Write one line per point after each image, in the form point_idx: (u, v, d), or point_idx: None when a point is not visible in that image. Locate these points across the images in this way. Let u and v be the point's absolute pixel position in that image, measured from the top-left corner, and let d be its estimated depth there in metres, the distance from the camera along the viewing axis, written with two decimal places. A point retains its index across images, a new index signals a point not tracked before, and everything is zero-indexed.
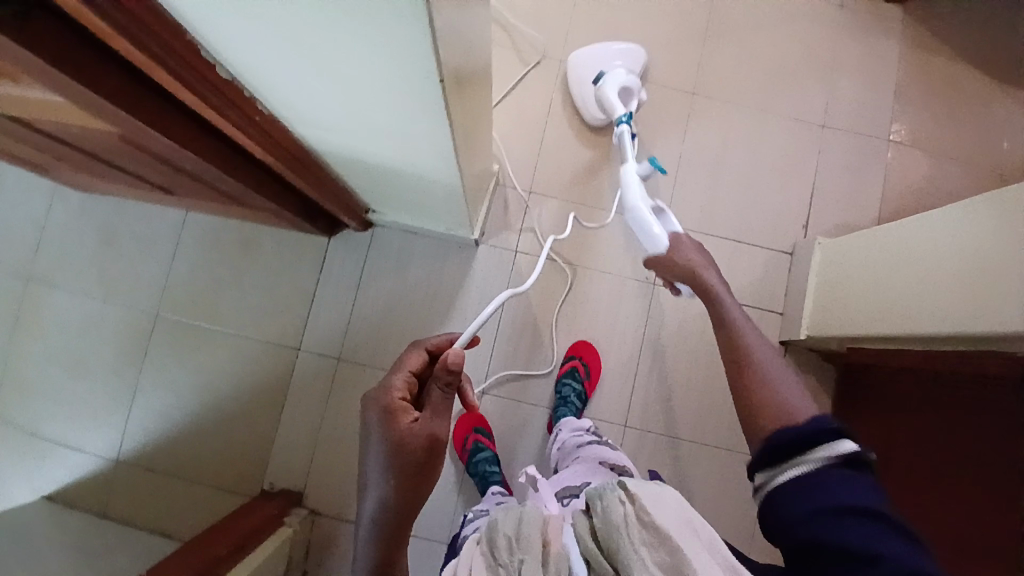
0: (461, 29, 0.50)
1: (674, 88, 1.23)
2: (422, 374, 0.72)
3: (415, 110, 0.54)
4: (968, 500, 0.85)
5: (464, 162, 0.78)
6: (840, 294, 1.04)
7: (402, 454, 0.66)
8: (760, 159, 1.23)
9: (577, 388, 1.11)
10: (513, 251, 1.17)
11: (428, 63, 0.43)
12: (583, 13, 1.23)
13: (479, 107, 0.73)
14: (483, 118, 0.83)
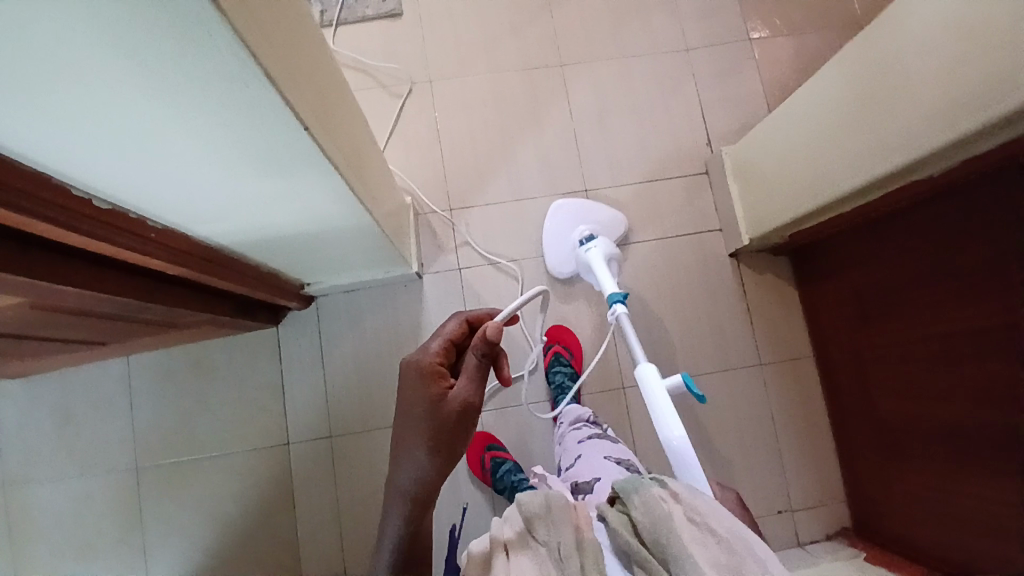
0: (306, 81, 0.51)
1: (542, 64, 1.27)
2: (461, 345, 0.73)
3: (291, 164, 0.54)
4: (933, 329, 0.88)
5: (370, 205, 0.79)
6: (761, 189, 1.08)
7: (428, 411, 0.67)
8: (645, 98, 1.27)
9: (568, 371, 1.13)
10: (456, 268, 1.18)
11: (276, 108, 0.43)
12: (432, 29, 1.26)
13: (362, 150, 0.74)
14: (371, 158, 0.84)
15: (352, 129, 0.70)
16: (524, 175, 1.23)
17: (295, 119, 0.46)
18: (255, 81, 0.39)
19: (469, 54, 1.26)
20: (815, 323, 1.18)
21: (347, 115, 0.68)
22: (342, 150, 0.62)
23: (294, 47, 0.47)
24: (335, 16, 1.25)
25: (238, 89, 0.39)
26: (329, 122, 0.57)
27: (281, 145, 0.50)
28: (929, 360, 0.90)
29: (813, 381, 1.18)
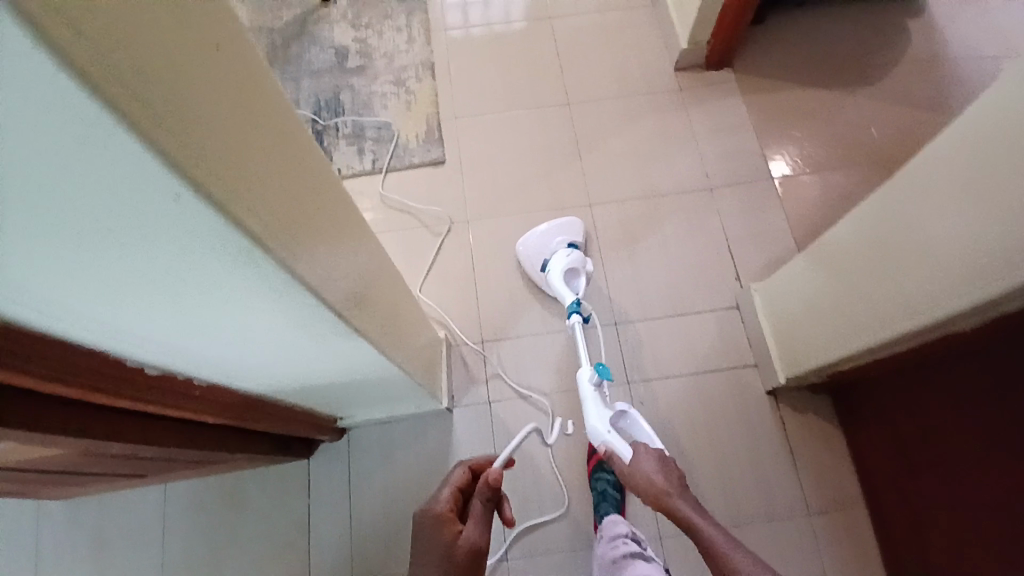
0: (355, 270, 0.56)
1: (573, 204, 1.35)
2: (466, 491, 1.02)
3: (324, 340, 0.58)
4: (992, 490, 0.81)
5: (401, 354, 0.81)
6: (794, 330, 1.08)
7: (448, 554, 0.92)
8: (672, 234, 1.32)
9: (611, 480, 1.13)
10: (487, 401, 1.20)
11: (322, 308, 0.47)
12: (472, 175, 1.38)
13: (395, 306, 0.78)
14: (408, 308, 0.89)
15: (388, 288, 0.75)
16: (555, 309, 1.27)
17: (333, 311, 0.48)
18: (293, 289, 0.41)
19: (505, 196, 1.36)
20: (864, 468, 1.11)
21: (383, 277, 0.72)
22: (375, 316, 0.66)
23: (339, 242, 0.50)
24: (384, 164, 1.38)
25: (275, 295, 0.41)
26: (364, 296, 0.61)
27: (317, 329, 0.52)
28: (997, 527, 0.81)
29: (868, 534, 1.09)
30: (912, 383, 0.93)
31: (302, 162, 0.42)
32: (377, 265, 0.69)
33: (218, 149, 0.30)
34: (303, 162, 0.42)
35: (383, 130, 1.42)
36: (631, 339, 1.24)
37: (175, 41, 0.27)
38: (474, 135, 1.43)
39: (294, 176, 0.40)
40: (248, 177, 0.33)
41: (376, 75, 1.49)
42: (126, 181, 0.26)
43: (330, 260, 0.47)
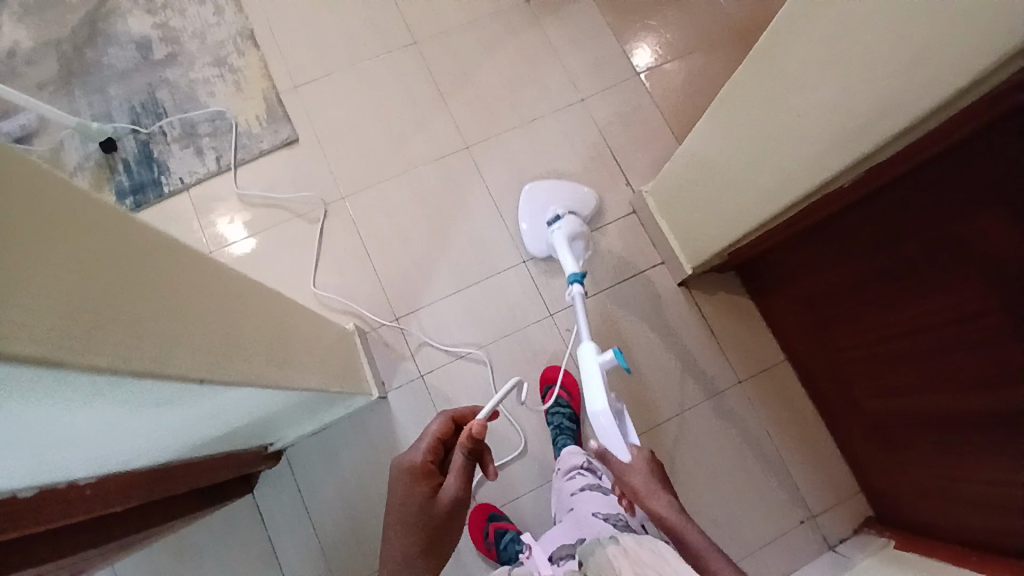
0: (213, 322, 0.51)
1: (450, 150, 1.27)
2: (447, 438, 0.97)
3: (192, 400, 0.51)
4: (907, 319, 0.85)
5: (312, 371, 0.78)
6: (689, 222, 1.10)
7: (423, 512, 0.89)
8: (557, 156, 1.28)
9: (566, 413, 1.14)
10: (419, 375, 1.15)
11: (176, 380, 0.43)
12: (333, 145, 1.26)
13: (281, 325, 0.71)
14: (299, 320, 0.81)
15: (271, 313, 0.70)
16: (461, 262, 1.21)
17: (203, 378, 0.47)
18: (149, 379, 0.40)
19: (375, 160, 1.26)
20: (779, 328, 1.18)
21: (255, 303, 0.65)
22: (258, 352, 0.60)
23: (195, 308, 0.48)
24: (232, 159, 1.23)
25: (117, 390, 0.38)
26: (235, 337, 0.55)
27: (190, 395, 0.49)
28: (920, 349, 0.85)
29: (794, 387, 1.19)
30: (815, 240, 0.97)
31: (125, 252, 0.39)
32: (250, 297, 0.64)
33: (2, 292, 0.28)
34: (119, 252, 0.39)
35: (218, 121, 1.26)
36: (544, 271, 1.22)
37: None
38: (322, 101, 1.29)
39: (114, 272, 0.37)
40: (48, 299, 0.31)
41: (191, 60, 1.29)
42: None
43: (185, 329, 0.45)
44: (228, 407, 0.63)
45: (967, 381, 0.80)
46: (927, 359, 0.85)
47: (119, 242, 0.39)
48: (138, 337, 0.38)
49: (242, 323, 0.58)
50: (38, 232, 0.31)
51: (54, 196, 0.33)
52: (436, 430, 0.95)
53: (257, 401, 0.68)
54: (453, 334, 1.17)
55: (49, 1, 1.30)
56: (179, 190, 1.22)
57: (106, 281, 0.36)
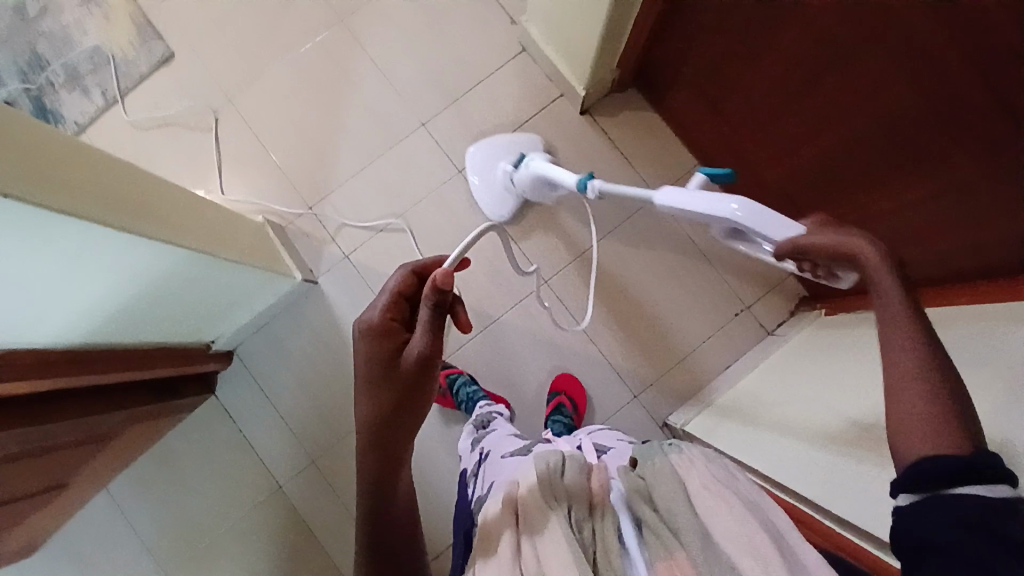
0: (78, 177, 0.60)
1: (326, 30, 1.23)
2: (411, 297, 0.75)
3: (28, 258, 0.57)
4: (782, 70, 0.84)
5: (211, 242, 0.84)
6: (567, 37, 1.06)
7: (385, 373, 0.70)
8: (435, 9, 1.22)
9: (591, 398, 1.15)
10: (344, 256, 1.17)
11: (27, 209, 0.52)
12: (210, 52, 1.23)
13: (137, 191, 0.71)
14: (190, 200, 0.86)
15: (160, 191, 0.79)
16: (361, 138, 1.20)
17: (67, 214, 0.56)
18: (9, 202, 0.50)
19: (254, 58, 1.23)
20: (686, 134, 1.16)
21: (77, 161, 0.62)
22: (92, 198, 0.61)
23: (57, 165, 0.58)
24: (115, 89, 1.22)
25: None
26: (107, 195, 0.64)
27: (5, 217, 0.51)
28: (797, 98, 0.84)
29: None
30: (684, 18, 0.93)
31: None
32: (130, 175, 0.72)
33: None
34: None
35: (96, 56, 1.23)
36: (444, 130, 1.20)
37: None
38: (188, 10, 1.25)
39: None
40: None
41: (59, 4, 1.24)
42: None
43: (44, 174, 0.55)
44: (81, 273, 0.65)
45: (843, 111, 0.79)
46: (807, 102, 0.84)
47: None
48: None
49: (118, 188, 0.67)
50: None
51: None
52: (396, 282, 0.74)
53: (122, 275, 0.71)
54: (367, 210, 1.18)
55: None
56: (74, 132, 1.22)
57: None
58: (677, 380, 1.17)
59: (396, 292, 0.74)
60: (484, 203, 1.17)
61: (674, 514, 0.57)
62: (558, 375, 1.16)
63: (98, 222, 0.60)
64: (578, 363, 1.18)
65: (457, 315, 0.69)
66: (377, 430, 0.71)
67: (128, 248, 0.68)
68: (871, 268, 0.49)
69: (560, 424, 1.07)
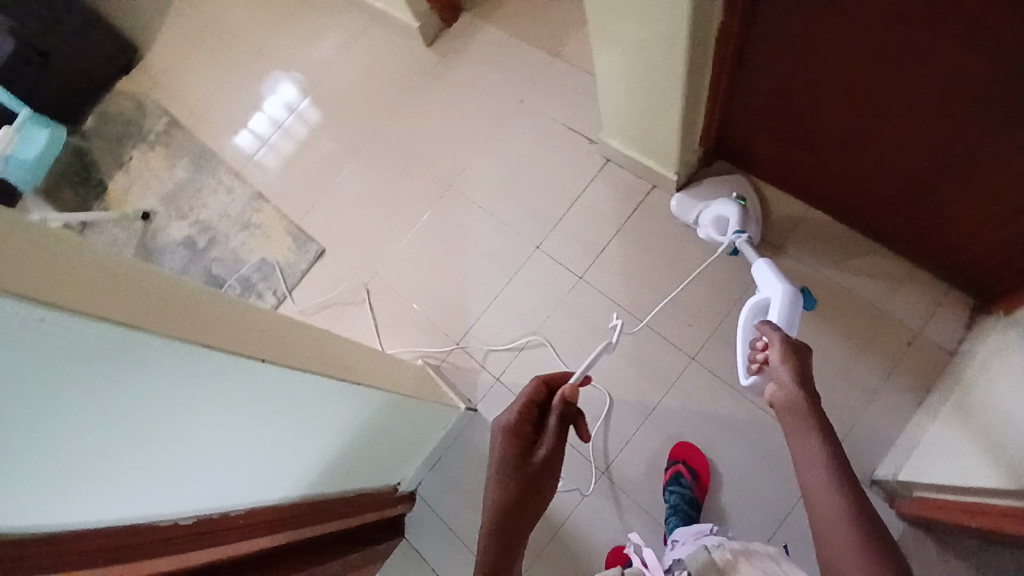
0: (301, 346, 0.74)
1: (437, 196, 1.45)
2: (540, 406, 0.85)
3: (272, 419, 0.69)
4: (856, 101, 0.89)
5: (396, 387, 0.95)
6: (645, 136, 1.18)
7: (510, 480, 0.83)
8: (521, 152, 1.41)
9: (686, 494, 1.08)
10: (495, 380, 1.27)
11: (271, 373, 0.65)
12: (350, 241, 1.48)
13: (341, 352, 0.85)
14: (374, 357, 0.99)
15: (355, 352, 0.92)
16: (486, 273, 1.35)
17: (298, 369, 0.68)
18: (258, 367, 0.63)
19: (385, 235, 1.46)
20: (784, 185, 1.20)
21: (300, 335, 0.76)
22: (303, 354, 0.73)
23: (285, 338, 0.72)
24: (283, 289, 1.48)
25: (190, 363, 0.55)
26: (322, 357, 0.77)
27: (255, 382, 0.64)
28: (886, 119, 0.87)
29: (827, 226, 1.19)
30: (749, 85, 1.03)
31: (219, 305, 0.63)
32: (335, 342, 0.86)
33: (147, 307, 0.51)
34: (223, 309, 0.63)
35: (264, 267, 1.51)
36: (555, 247, 1.32)
37: (121, 282, 0.50)
38: (330, 213, 1.52)
39: (216, 313, 0.61)
40: (176, 315, 0.54)
41: (228, 235, 1.56)
42: (106, 358, 0.47)
43: (279, 345, 0.68)
44: (305, 429, 0.76)
45: (936, 116, 0.81)
46: (894, 122, 0.87)
47: (218, 302, 0.63)
48: (240, 340, 0.61)
49: (327, 351, 0.80)
50: (174, 297, 0.56)
51: (171, 285, 0.58)
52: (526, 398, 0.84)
53: (333, 427, 0.81)
54: (505, 332, 1.29)
55: (104, 231, 1.62)
56: None
57: (213, 318, 0.60)
58: (864, 429, 1.08)
59: (527, 400, 0.83)
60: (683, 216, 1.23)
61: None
62: (677, 444, 1.15)
63: (315, 374, 0.72)
64: (746, 432, 1.13)
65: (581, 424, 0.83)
66: (506, 512, 0.85)
67: (338, 396, 0.78)
68: (781, 363, 0.79)
69: (678, 495, 1.08)
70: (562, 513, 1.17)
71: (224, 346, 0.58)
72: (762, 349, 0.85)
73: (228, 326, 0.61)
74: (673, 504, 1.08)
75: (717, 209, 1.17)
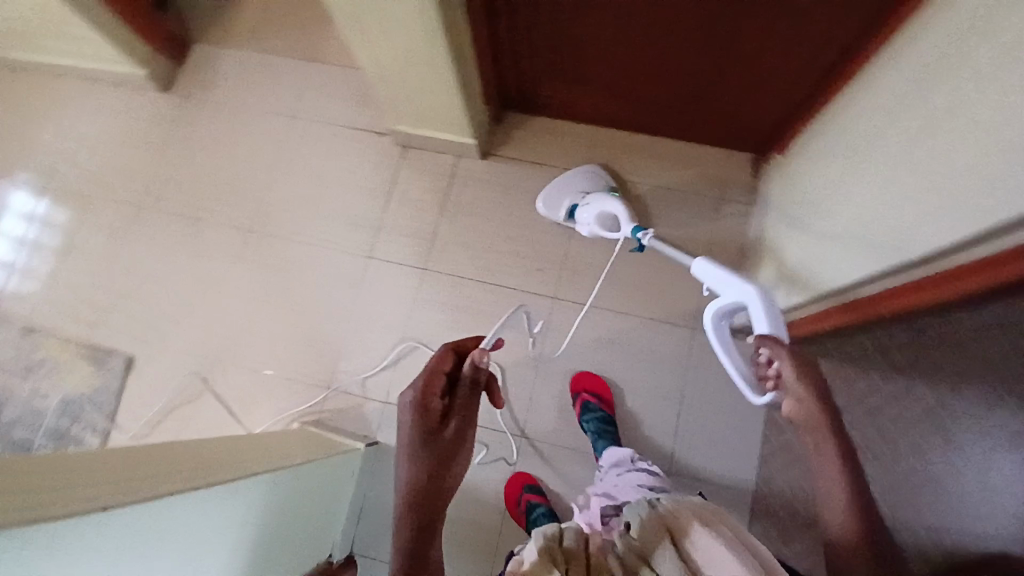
0: (168, 473, 0.65)
1: (242, 248, 1.29)
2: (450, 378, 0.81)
3: (163, 563, 0.59)
4: (599, 32, 0.96)
5: (289, 461, 0.87)
6: (432, 112, 1.15)
7: (419, 454, 0.77)
8: (314, 170, 1.31)
9: (600, 416, 1.12)
10: (386, 404, 1.19)
11: (154, 509, 0.57)
12: (162, 334, 1.27)
13: (211, 460, 0.76)
14: (251, 446, 0.90)
15: (228, 453, 0.84)
16: (331, 305, 1.24)
17: (183, 490, 0.60)
18: (139, 510, 0.55)
19: (201, 312, 1.27)
20: (571, 114, 1.26)
21: (160, 464, 0.68)
22: (153, 484, 0.61)
23: (147, 473, 0.64)
24: (104, 420, 1.23)
25: (47, 550, 0.47)
26: (197, 472, 0.69)
27: (140, 529, 0.56)
28: (630, 39, 0.96)
29: (620, 136, 1.28)
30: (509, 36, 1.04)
31: (50, 480, 0.55)
32: (199, 455, 0.78)
33: None
34: (55, 483, 0.55)
35: (68, 407, 1.24)
36: (389, 250, 1.26)
37: None
38: (124, 314, 1.29)
39: (50, 490, 0.53)
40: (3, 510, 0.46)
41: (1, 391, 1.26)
42: None
43: (143, 481, 0.61)
44: (210, 551, 0.66)
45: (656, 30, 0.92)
46: (636, 41, 0.96)
47: (47, 479, 0.55)
48: (97, 498, 0.53)
49: (199, 465, 0.72)
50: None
51: None
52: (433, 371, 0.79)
53: (227, 537, 0.70)
54: (375, 354, 1.21)
55: None
56: None
57: (50, 497, 0.52)
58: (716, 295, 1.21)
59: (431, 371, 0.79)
60: (551, 198, 1.21)
61: (662, 563, 0.58)
62: (577, 374, 1.18)
63: (206, 487, 0.64)
64: (630, 340, 1.20)
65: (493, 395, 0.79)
66: (417, 498, 0.77)
67: (217, 503, 0.66)
68: (797, 381, 0.81)
69: (595, 420, 1.11)
70: (503, 495, 1.15)
71: (82, 509, 0.50)
72: (770, 363, 0.87)
73: (74, 494, 0.53)
74: (594, 429, 1.11)
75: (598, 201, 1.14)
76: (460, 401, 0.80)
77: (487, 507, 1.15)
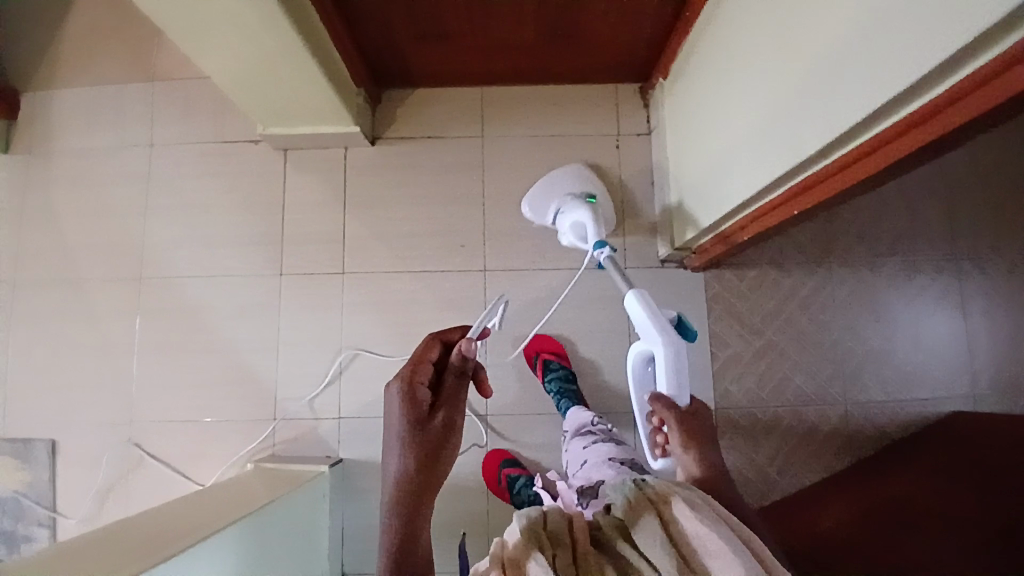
0: (113, 557, 0.61)
1: (142, 300, 1.19)
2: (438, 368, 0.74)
3: None
4: None
5: (248, 503, 0.83)
6: (304, 109, 1.07)
7: (406, 444, 0.66)
8: (196, 198, 1.21)
9: (563, 375, 1.13)
10: (339, 419, 1.15)
11: None
12: (81, 411, 1.17)
13: (163, 526, 0.72)
14: (201, 501, 0.85)
15: (179, 513, 0.79)
16: (254, 334, 1.18)
17: (138, 571, 0.57)
18: None
19: (116, 377, 1.18)
20: (451, 78, 1.20)
21: (103, 549, 0.63)
22: (112, 567, 0.58)
23: (90, 563, 0.59)
24: (46, 512, 1.14)
25: None
26: (148, 544, 0.65)
27: None
28: None
29: (507, 91, 1.23)
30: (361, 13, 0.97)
31: None
32: (146, 526, 0.72)
33: None
34: None
35: (3, 510, 1.15)
36: (301, 263, 1.19)
37: None
38: (31, 402, 1.18)
39: None
40: None
41: None
42: None
43: (89, 573, 0.56)
44: None
45: None
46: None
47: None
48: None
49: (147, 537, 0.68)
50: None
51: None
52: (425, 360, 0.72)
53: None
54: (314, 371, 1.16)
55: None
56: None
57: None
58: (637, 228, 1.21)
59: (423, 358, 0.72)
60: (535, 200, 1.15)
61: (649, 548, 0.53)
62: (528, 338, 1.17)
63: (159, 561, 0.60)
64: (565, 293, 1.19)
65: (481, 384, 0.74)
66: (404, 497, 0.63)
67: (190, 566, 0.64)
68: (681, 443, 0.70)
69: (557, 380, 1.12)
70: (482, 476, 1.14)
71: None
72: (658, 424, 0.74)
73: None
74: (557, 390, 1.11)
75: (573, 209, 1.07)
76: (448, 390, 0.71)
77: (466, 491, 1.15)
